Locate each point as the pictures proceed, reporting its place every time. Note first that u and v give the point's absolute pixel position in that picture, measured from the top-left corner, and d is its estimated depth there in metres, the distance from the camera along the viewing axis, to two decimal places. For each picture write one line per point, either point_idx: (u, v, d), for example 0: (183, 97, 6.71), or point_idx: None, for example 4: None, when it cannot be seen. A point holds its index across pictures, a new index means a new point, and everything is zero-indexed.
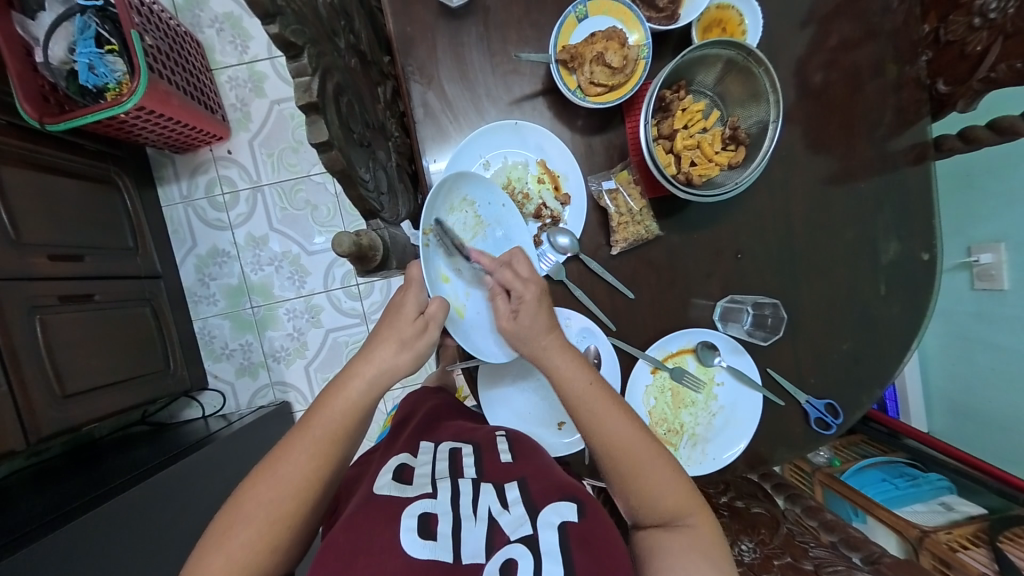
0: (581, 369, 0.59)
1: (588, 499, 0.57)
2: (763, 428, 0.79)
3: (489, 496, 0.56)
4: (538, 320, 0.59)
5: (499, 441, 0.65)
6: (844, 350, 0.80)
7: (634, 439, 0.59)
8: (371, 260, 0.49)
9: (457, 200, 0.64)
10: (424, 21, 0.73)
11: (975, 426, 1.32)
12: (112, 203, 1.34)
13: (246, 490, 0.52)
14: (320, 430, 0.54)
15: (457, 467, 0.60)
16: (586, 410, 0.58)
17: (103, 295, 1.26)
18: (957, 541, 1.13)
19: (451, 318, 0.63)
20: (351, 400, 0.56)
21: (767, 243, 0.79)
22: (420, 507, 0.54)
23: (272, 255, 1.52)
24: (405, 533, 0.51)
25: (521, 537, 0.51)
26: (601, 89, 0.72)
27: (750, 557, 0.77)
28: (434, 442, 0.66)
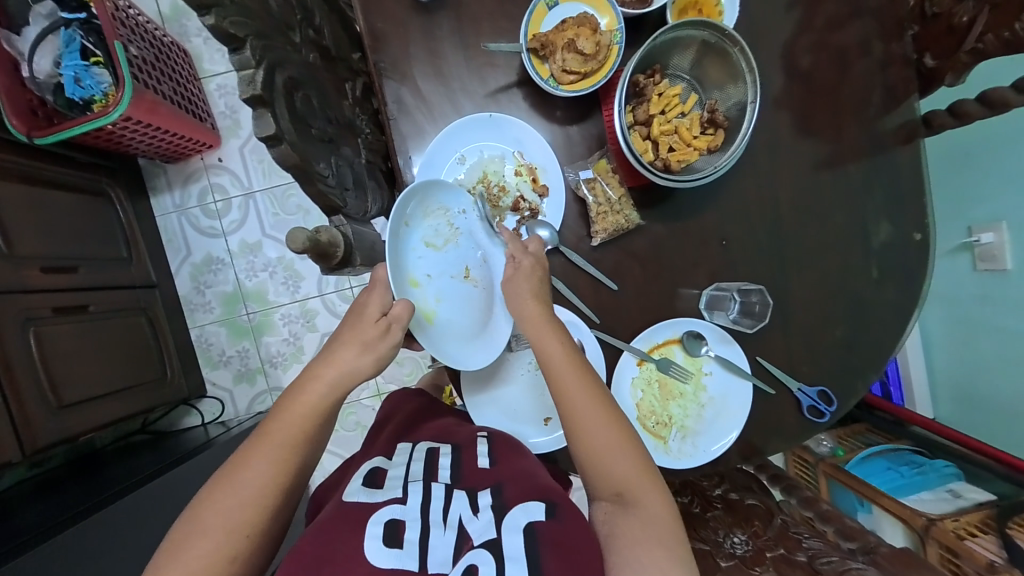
0: (559, 341, 0.61)
1: (562, 499, 0.56)
2: (756, 418, 0.77)
3: (462, 501, 0.56)
4: (519, 287, 0.63)
5: (478, 441, 0.63)
6: (837, 336, 0.78)
7: (603, 416, 0.60)
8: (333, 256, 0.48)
9: (432, 206, 0.64)
10: (396, 16, 0.72)
11: (982, 410, 1.28)
12: (105, 214, 1.35)
13: (211, 496, 0.52)
14: (280, 433, 0.54)
15: (431, 469, 0.59)
16: (560, 379, 0.61)
17: (98, 306, 1.27)
18: (964, 529, 1.09)
19: (419, 324, 0.63)
20: (315, 400, 0.56)
21: (754, 229, 0.77)
22: (387, 514, 0.54)
23: (266, 261, 1.52)
24: (370, 540, 0.51)
25: (487, 541, 0.51)
26: (574, 77, 0.70)
27: (743, 550, 0.76)
28: (412, 443, 0.65)
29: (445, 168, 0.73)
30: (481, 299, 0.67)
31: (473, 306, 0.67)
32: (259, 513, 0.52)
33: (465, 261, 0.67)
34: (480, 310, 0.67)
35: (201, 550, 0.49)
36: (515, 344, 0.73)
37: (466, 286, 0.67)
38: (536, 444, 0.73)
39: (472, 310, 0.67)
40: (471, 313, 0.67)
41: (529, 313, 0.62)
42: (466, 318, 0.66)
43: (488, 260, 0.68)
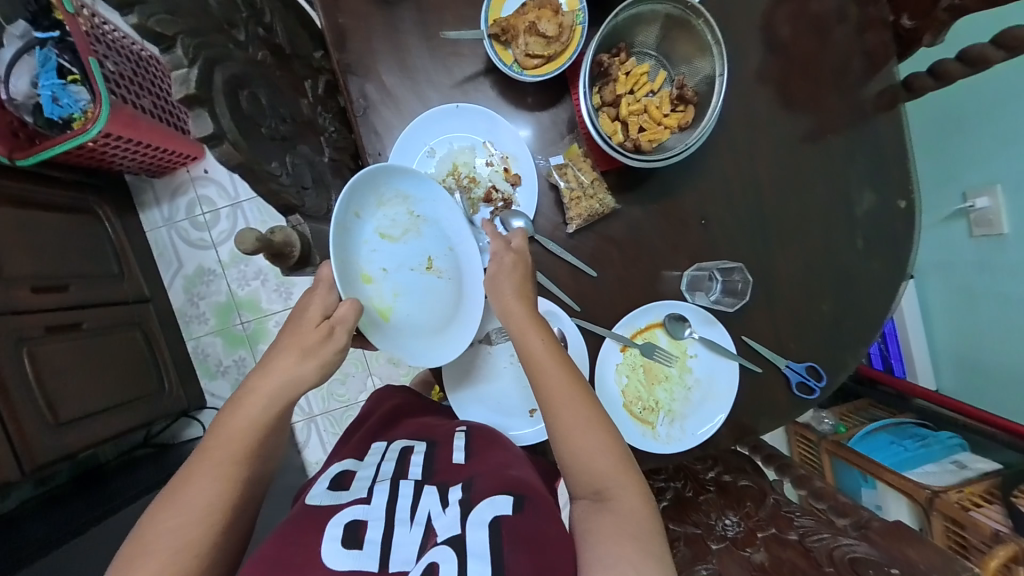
0: (540, 337, 0.61)
1: (531, 493, 0.56)
2: (745, 398, 0.75)
3: (432, 496, 0.57)
4: (502, 282, 0.62)
5: (455, 435, 0.65)
6: (823, 311, 0.77)
7: (583, 416, 0.59)
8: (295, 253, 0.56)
9: (385, 195, 0.63)
10: (355, 11, 0.71)
11: (986, 378, 1.26)
12: (94, 231, 1.35)
13: (155, 515, 0.53)
14: (221, 451, 0.56)
15: (401, 467, 0.61)
16: (539, 374, 0.60)
17: (92, 323, 1.27)
18: (969, 500, 1.08)
19: (374, 318, 0.63)
20: (256, 412, 0.57)
21: (733, 206, 0.76)
22: (349, 516, 0.55)
23: (257, 269, 1.52)
24: (328, 543, 0.52)
25: (450, 538, 0.51)
26: (538, 61, 0.69)
27: (734, 532, 0.74)
28: (387, 442, 0.67)
29: (415, 162, 0.72)
30: (443, 291, 0.67)
31: (434, 297, 0.66)
32: (224, 519, 0.55)
33: (426, 251, 0.67)
34: (443, 302, 0.67)
35: (175, 545, 0.51)
36: (495, 336, 0.73)
37: (428, 278, 0.67)
38: (521, 437, 0.72)
39: (434, 302, 0.66)
40: (432, 307, 0.66)
41: (511, 312, 0.62)
42: (427, 311, 0.66)
43: (453, 251, 0.67)
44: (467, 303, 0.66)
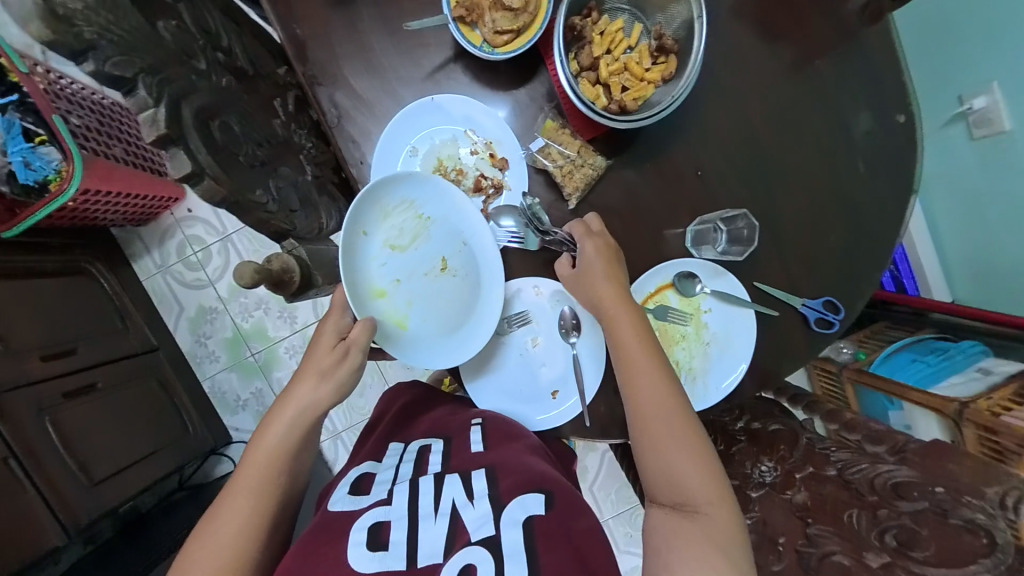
0: (633, 332, 0.65)
1: (558, 488, 0.60)
2: (766, 343, 0.75)
3: (454, 487, 0.60)
4: (599, 270, 0.66)
5: (471, 429, 0.67)
6: (833, 242, 0.76)
7: (672, 415, 0.62)
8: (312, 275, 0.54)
9: (389, 206, 0.66)
10: (313, 19, 0.70)
11: (1001, 282, 1.26)
12: (91, 291, 1.32)
13: (193, 542, 0.58)
14: (246, 481, 0.60)
15: (420, 465, 0.63)
16: (631, 371, 0.64)
17: (108, 381, 1.26)
18: (999, 405, 1.05)
19: (391, 330, 0.67)
20: (276, 441, 0.62)
21: (725, 152, 0.74)
22: (371, 519, 0.57)
23: (258, 298, 1.51)
24: (354, 547, 0.54)
25: (483, 538, 0.54)
26: (509, 36, 0.67)
27: (771, 478, 0.75)
28: (403, 442, 0.70)
29: (399, 163, 0.71)
30: (458, 289, 0.70)
31: (449, 299, 0.69)
32: (256, 548, 0.59)
33: (439, 252, 0.69)
34: (459, 299, 0.69)
35: (218, 547, 0.57)
36: (509, 325, 0.72)
37: (444, 279, 0.70)
38: (546, 419, 0.73)
39: (449, 303, 0.69)
40: (447, 309, 0.69)
41: (605, 306, 0.66)
42: (441, 313, 0.69)
43: (464, 248, 0.69)
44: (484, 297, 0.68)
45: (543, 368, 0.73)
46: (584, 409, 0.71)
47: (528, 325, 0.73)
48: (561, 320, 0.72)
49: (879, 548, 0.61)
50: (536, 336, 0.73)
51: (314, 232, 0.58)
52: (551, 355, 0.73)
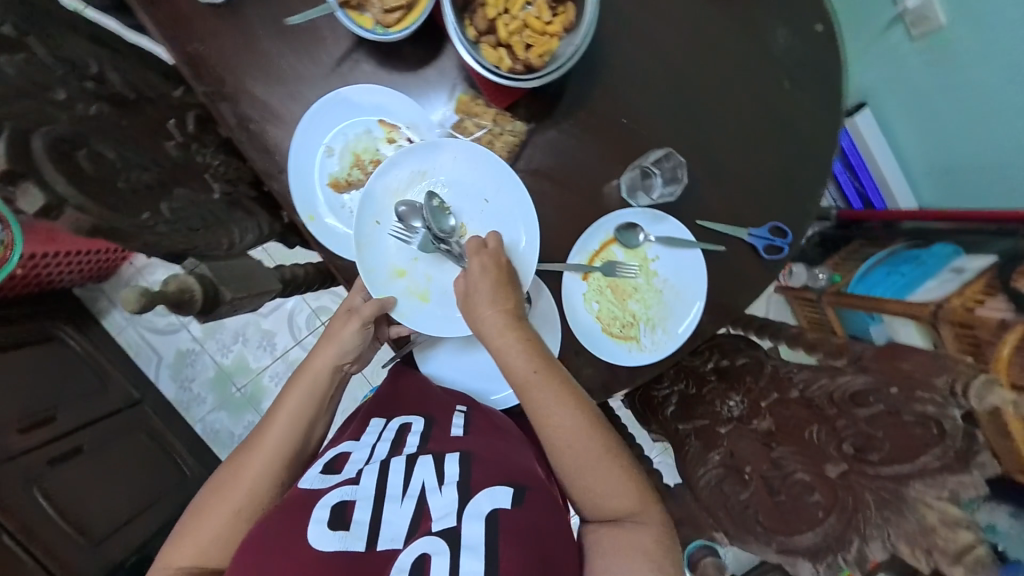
0: (525, 356, 0.61)
1: (533, 486, 0.57)
2: (720, 279, 0.74)
3: (426, 468, 0.58)
4: (485, 296, 0.64)
5: (454, 415, 0.65)
6: (771, 166, 0.75)
7: (580, 432, 0.61)
8: (228, 288, 0.49)
9: (404, 182, 0.69)
10: (201, 32, 0.66)
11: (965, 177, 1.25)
12: (62, 356, 1.26)
13: (210, 498, 0.61)
14: (266, 443, 0.63)
15: (397, 444, 0.61)
16: (530, 396, 0.61)
17: (93, 441, 1.22)
18: (970, 300, 1.03)
19: (415, 304, 0.69)
20: (295, 405, 0.65)
21: (650, 94, 0.72)
22: (336, 498, 0.55)
23: (234, 333, 1.47)
24: (314, 526, 0.52)
25: (444, 529, 0.52)
26: (399, 14, 0.64)
27: (739, 411, 0.72)
28: (385, 418, 0.66)
29: (314, 165, 0.68)
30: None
31: None
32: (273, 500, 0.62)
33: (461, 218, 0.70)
34: None
35: (238, 501, 0.60)
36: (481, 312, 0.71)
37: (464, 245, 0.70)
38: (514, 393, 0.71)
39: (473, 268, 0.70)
40: None
41: (493, 332, 0.63)
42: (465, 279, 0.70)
43: (484, 207, 0.70)
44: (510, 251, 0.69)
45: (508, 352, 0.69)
46: None
47: None
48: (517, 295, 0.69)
49: (838, 459, 0.59)
50: None
51: (223, 247, 0.56)
52: None
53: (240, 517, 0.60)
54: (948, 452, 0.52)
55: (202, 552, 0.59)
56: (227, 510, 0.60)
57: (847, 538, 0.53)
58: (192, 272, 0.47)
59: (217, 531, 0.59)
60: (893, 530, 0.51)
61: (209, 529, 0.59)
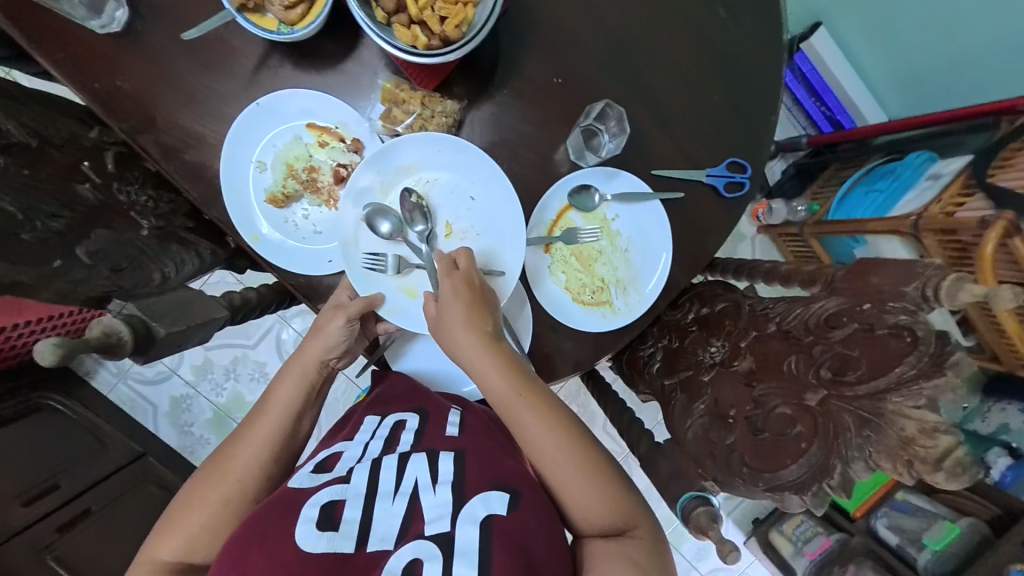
0: (499, 375, 0.58)
1: (526, 489, 0.55)
2: (685, 227, 0.71)
3: (419, 466, 0.56)
4: (452, 317, 0.59)
5: (449, 413, 0.64)
6: (719, 103, 0.72)
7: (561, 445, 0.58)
8: (160, 324, 0.50)
9: (390, 176, 0.66)
10: (100, 61, 0.60)
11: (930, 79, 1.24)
12: (56, 424, 1.07)
13: (200, 484, 0.58)
14: (256, 437, 0.60)
15: (390, 442, 0.60)
16: (509, 413, 0.58)
17: (102, 502, 1.05)
18: (949, 206, 1.03)
19: (403, 300, 0.66)
20: (286, 396, 0.61)
21: (582, 48, 0.69)
22: (325, 497, 0.54)
23: (224, 368, 1.30)
24: (303, 524, 0.51)
25: (436, 534, 0.50)
26: (301, 9, 0.59)
27: (720, 356, 0.65)
28: (379, 414, 0.64)
29: (247, 183, 0.64)
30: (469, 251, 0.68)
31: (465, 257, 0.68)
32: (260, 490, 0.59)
33: (450, 214, 0.68)
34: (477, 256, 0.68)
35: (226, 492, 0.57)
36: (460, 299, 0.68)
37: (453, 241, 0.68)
38: None
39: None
40: None
41: (464, 353, 0.59)
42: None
43: (474, 202, 0.68)
44: (504, 242, 0.67)
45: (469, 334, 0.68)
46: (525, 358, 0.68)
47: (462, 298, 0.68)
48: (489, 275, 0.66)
49: (817, 387, 0.50)
50: None
51: (154, 282, 0.57)
52: None
53: (228, 508, 0.57)
54: (922, 359, 0.44)
55: (190, 540, 0.56)
56: (215, 500, 0.57)
57: (830, 466, 0.46)
58: (121, 313, 0.49)
59: (203, 522, 0.56)
60: (873, 447, 0.44)
61: (194, 517, 0.56)
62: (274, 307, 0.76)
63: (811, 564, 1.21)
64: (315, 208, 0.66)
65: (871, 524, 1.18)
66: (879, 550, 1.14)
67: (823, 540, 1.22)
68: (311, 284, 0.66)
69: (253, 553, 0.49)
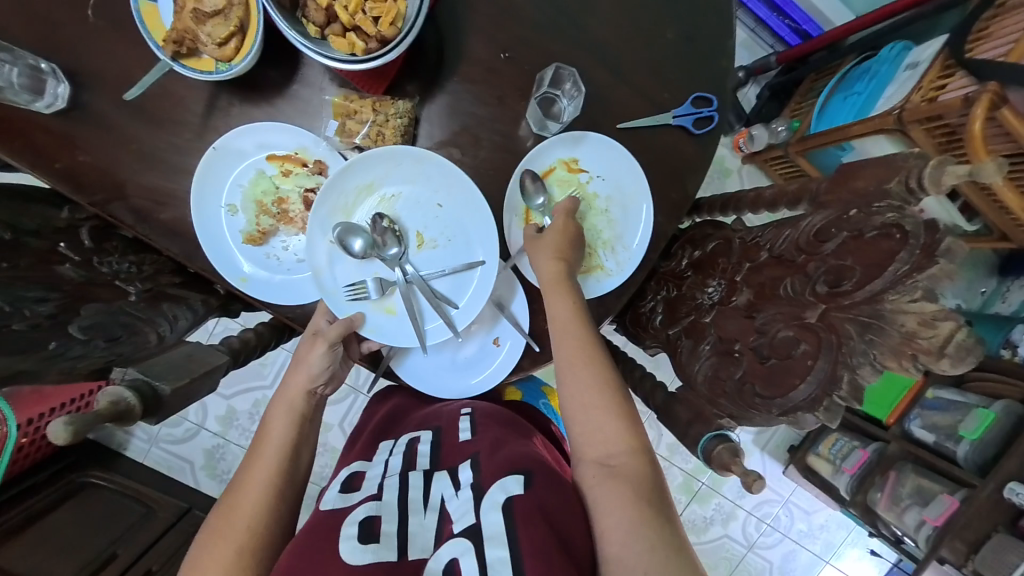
0: (567, 300, 0.62)
1: (538, 469, 0.58)
2: (663, 174, 0.70)
3: (442, 482, 0.60)
4: (552, 239, 0.65)
5: (460, 419, 0.67)
6: (672, 41, 0.70)
7: (599, 376, 0.60)
8: (164, 382, 0.52)
9: (352, 197, 0.65)
10: (52, 141, 0.60)
11: None
12: (100, 502, 1.09)
13: (207, 540, 0.55)
14: (260, 474, 0.59)
15: (410, 458, 0.63)
16: (565, 335, 0.61)
17: (162, 560, 1.03)
18: (931, 91, 0.99)
19: (380, 318, 0.67)
20: (281, 433, 0.62)
21: (522, 16, 0.67)
22: (362, 513, 0.56)
23: (250, 412, 1.32)
24: (345, 541, 0.54)
25: (465, 529, 0.53)
26: (235, 41, 0.57)
27: (719, 295, 0.64)
28: (393, 439, 0.69)
29: (222, 227, 0.64)
30: (443, 259, 0.68)
31: (440, 265, 0.68)
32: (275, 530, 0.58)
33: (419, 224, 0.68)
34: (451, 262, 0.68)
35: (240, 538, 0.55)
36: (443, 301, 0.67)
37: (425, 252, 0.68)
38: (503, 367, 0.71)
39: (440, 275, 0.67)
40: (440, 276, 0.67)
41: (547, 272, 0.64)
42: (433, 286, 0.67)
43: (441, 209, 0.67)
44: (477, 241, 0.67)
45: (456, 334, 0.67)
46: (527, 339, 0.69)
47: (443, 302, 0.67)
48: (469, 268, 0.67)
49: (815, 304, 0.49)
50: (452, 302, 0.67)
51: (152, 343, 0.59)
52: (470, 311, 0.67)
53: (243, 556, 0.55)
54: (914, 253, 0.42)
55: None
56: (232, 549, 0.54)
57: (837, 376, 0.45)
58: (126, 380, 0.50)
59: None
60: (878, 349, 0.43)
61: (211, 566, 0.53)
62: (274, 344, 0.77)
63: (852, 479, 1.24)
64: (293, 238, 0.67)
65: (905, 427, 1.19)
66: (917, 450, 1.14)
67: (860, 453, 1.24)
68: (306, 313, 0.67)
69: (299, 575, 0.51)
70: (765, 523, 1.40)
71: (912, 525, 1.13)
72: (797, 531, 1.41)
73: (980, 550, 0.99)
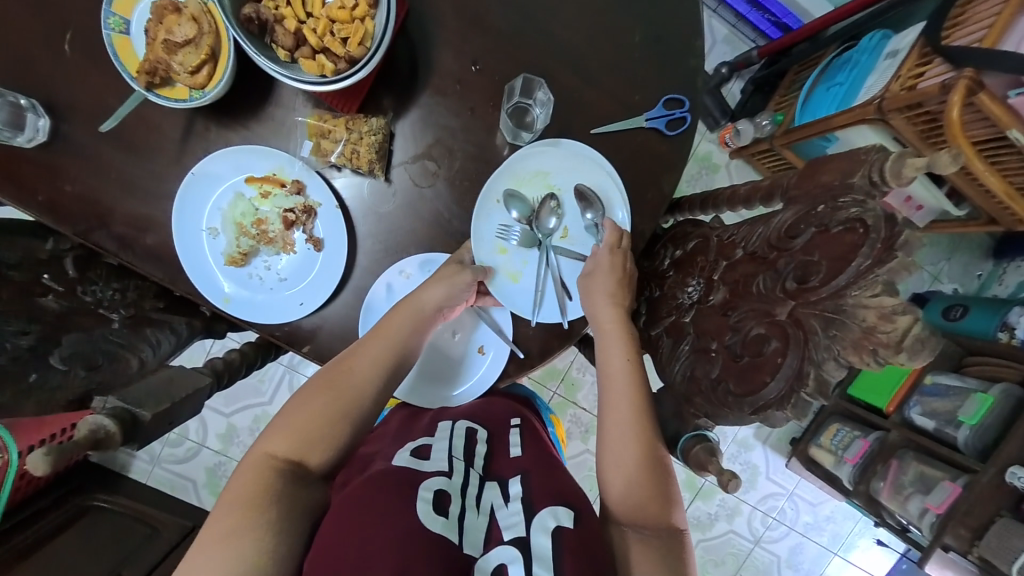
0: (623, 354, 0.63)
1: (582, 505, 0.60)
2: (640, 176, 0.71)
3: (491, 490, 0.60)
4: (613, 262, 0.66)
5: (510, 430, 0.70)
6: (641, 45, 0.70)
7: (642, 431, 0.61)
8: (143, 410, 0.54)
9: (529, 173, 0.69)
10: (33, 173, 0.61)
11: None
12: (108, 521, 1.10)
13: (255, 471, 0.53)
14: (331, 407, 0.58)
15: (467, 451, 0.64)
16: (617, 387, 0.63)
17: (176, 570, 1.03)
18: (909, 79, 0.99)
19: (504, 282, 0.70)
20: (367, 375, 0.61)
21: (490, 28, 0.67)
22: (435, 483, 0.58)
23: (250, 429, 1.34)
24: (420, 504, 0.55)
25: (514, 539, 0.54)
26: (207, 69, 0.58)
27: (698, 294, 0.64)
28: (452, 420, 0.69)
29: (202, 249, 0.65)
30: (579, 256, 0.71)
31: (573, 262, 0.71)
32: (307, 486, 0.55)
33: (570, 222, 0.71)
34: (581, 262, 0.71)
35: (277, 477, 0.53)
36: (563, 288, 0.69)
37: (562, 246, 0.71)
38: (487, 378, 0.71)
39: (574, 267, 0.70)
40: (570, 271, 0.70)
41: (604, 317, 0.65)
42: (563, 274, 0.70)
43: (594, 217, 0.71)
44: None
45: (563, 321, 0.69)
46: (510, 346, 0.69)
47: (563, 289, 0.70)
48: None
49: (785, 300, 0.50)
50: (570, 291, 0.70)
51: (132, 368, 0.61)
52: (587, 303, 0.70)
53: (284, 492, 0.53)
54: (874, 246, 0.42)
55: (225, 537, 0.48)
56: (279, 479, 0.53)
57: (804, 372, 0.45)
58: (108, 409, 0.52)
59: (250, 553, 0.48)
60: (839, 344, 0.43)
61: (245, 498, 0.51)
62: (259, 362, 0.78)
63: (854, 470, 1.22)
64: (274, 257, 0.67)
65: (906, 415, 1.18)
66: (917, 437, 1.13)
67: (861, 442, 1.22)
68: (291, 331, 0.67)
69: (362, 524, 0.52)
70: (770, 517, 1.39)
71: (916, 512, 1.10)
72: (803, 524, 1.40)
73: (984, 536, 0.98)
